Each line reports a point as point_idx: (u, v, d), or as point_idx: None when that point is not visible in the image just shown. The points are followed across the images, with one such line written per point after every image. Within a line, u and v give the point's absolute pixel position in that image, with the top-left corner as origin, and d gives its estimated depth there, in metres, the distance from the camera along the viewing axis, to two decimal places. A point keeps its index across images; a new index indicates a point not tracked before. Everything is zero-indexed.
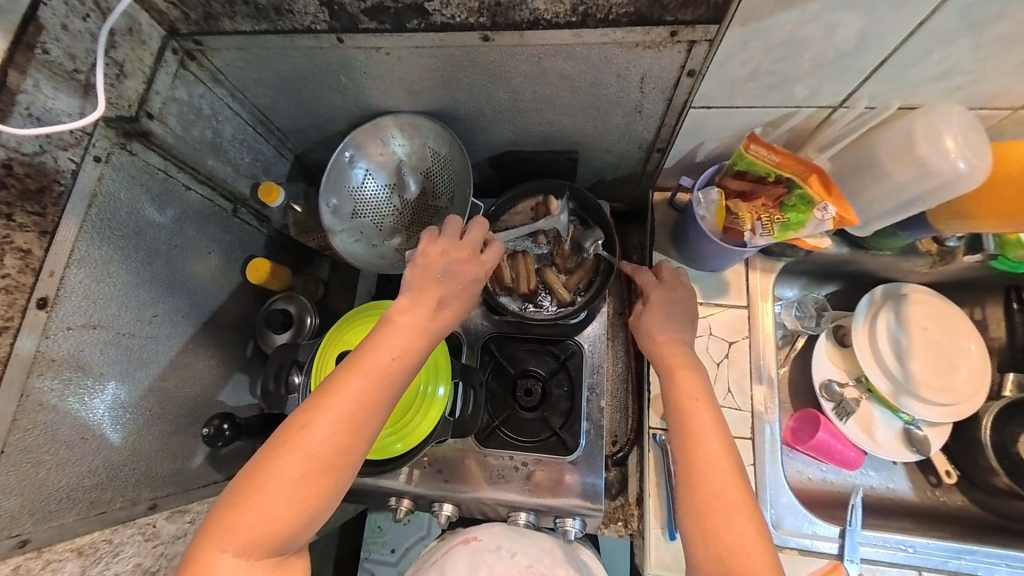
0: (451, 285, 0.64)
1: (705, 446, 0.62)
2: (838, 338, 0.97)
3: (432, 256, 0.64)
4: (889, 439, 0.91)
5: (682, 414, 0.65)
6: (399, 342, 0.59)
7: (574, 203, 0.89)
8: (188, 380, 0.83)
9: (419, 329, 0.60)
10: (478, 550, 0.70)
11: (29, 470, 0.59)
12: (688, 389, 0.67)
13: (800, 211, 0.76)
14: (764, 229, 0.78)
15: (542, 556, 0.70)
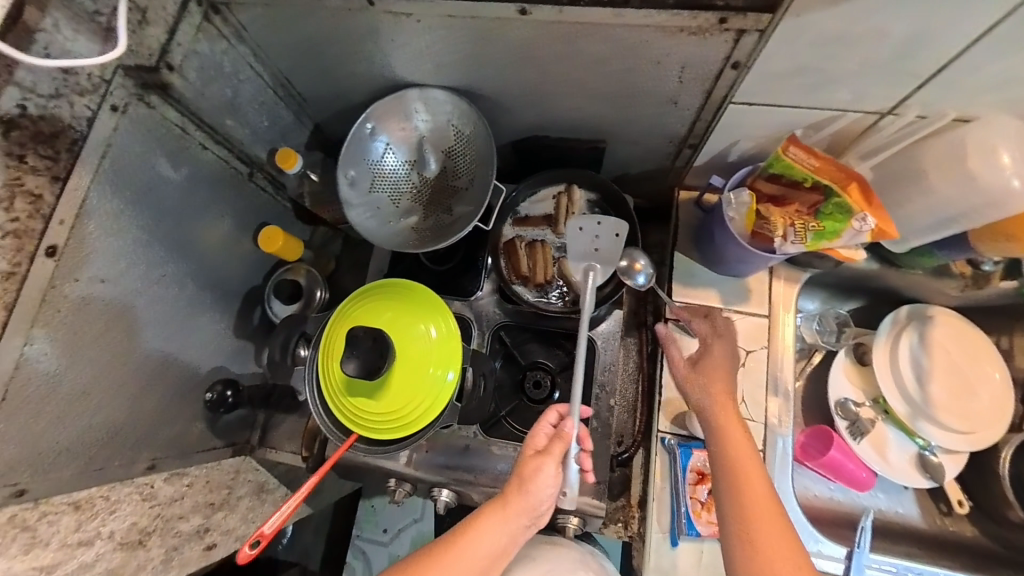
0: (535, 466, 0.61)
1: (753, 485, 0.63)
2: (858, 355, 0.94)
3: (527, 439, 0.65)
4: (901, 461, 0.87)
5: (729, 446, 0.66)
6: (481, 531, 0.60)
7: (597, 195, 0.88)
8: (193, 344, 0.82)
9: (497, 517, 0.60)
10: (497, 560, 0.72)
11: (29, 420, 0.58)
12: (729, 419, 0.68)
13: (836, 221, 0.73)
14: (796, 236, 0.75)
15: (560, 560, 0.71)
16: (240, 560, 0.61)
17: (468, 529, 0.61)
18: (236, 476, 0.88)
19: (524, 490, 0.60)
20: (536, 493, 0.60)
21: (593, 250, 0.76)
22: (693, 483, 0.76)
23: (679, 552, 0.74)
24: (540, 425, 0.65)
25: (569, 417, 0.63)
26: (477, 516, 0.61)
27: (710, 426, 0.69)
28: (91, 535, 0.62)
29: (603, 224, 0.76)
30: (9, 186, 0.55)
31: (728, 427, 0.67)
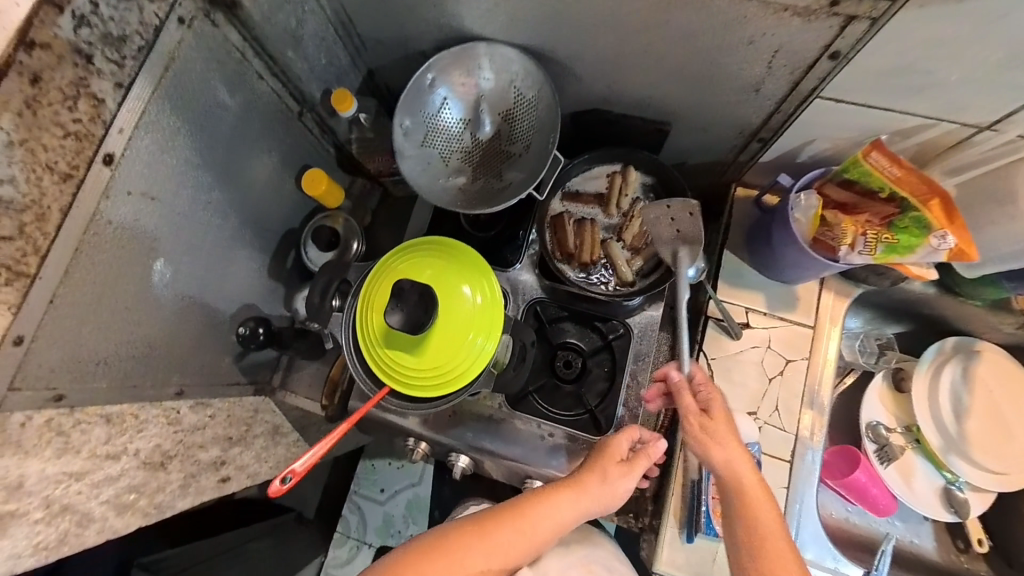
0: (619, 471, 0.63)
1: (766, 532, 0.57)
2: (896, 382, 0.91)
3: (614, 438, 0.65)
4: (926, 491, 0.85)
5: (761, 555, 0.57)
6: (557, 509, 0.61)
7: (653, 180, 0.84)
8: (229, 278, 0.81)
9: (578, 500, 0.61)
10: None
11: (73, 329, 0.57)
12: (759, 511, 0.58)
13: (909, 237, 0.69)
14: (865, 246, 0.71)
15: (595, 549, 0.75)
16: (271, 496, 0.59)
17: (534, 507, 0.60)
18: (254, 415, 0.90)
19: (607, 484, 0.62)
20: (615, 491, 0.63)
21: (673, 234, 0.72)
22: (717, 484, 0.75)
23: (694, 548, 0.74)
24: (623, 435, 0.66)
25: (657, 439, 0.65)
26: (548, 498, 0.61)
27: (735, 518, 0.58)
28: (119, 450, 0.63)
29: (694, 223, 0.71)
30: (75, 85, 0.52)
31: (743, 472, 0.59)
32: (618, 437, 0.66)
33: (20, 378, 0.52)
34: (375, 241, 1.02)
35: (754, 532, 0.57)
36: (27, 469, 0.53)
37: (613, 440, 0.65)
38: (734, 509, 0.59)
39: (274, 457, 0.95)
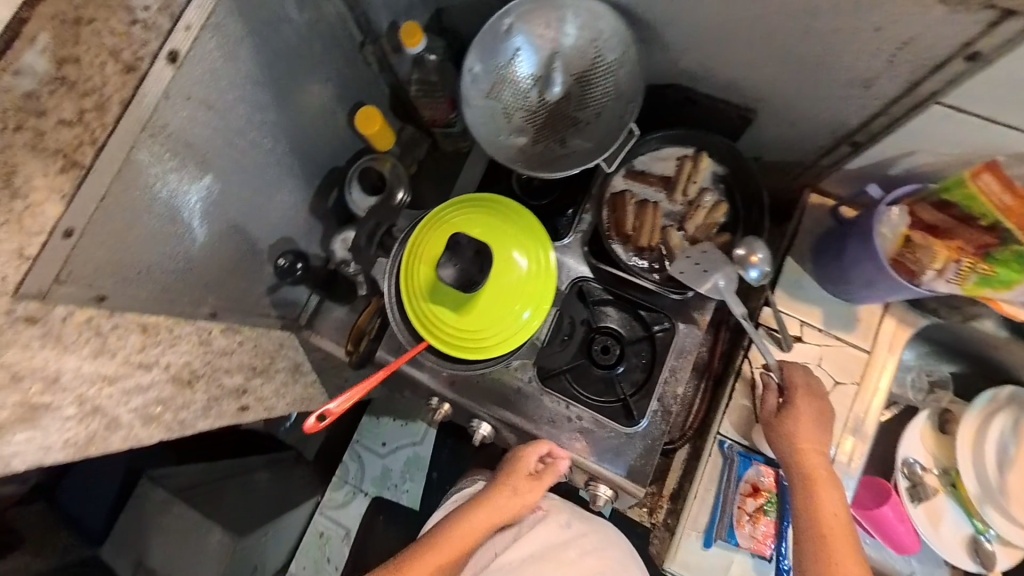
0: (524, 481, 0.75)
1: (831, 521, 0.63)
2: (939, 423, 0.85)
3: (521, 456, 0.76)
4: (952, 536, 0.82)
5: (823, 539, 0.62)
6: (484, 517, 0.74)
7: (727, 169, 0.76)
8: (275, 207, 0.79)
9: (496, 508, 0.75)
10: (550, 522, 0.78)
11: (120, 231, 0.55)
12: (826, 508, 0.64)
13: (1007, 270, 0.62)
14: (955, 275, 0.65)
15: (609, 542, 0.79)
16: (307, 431, 0.61)
17: (469, 513, 0.74)
18: (279, 349, 0.90)
19: (519, 494, 0.75)
20: (525, 498, 0.76)
21: (702, 272, 0.70)
22: (744, 495, 0.73)
23: (709, 555, 0.74)
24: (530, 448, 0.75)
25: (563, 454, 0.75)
26: (478, 506, 0.74)
27: (801, 508, 0.65)
28: (151, 360, 0.64)
29: (704, 276, 0.70)
30: None
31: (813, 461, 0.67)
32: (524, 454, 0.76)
33: (66, 272, 0.51)
34: (417, 194, 0.97)
35: (819, 519, 0.64)
36: (63, 364, 0.54)
37: (520, 458, 0.76)
38: (803, 496, 0.66)
39: (291, 394, 0.93)
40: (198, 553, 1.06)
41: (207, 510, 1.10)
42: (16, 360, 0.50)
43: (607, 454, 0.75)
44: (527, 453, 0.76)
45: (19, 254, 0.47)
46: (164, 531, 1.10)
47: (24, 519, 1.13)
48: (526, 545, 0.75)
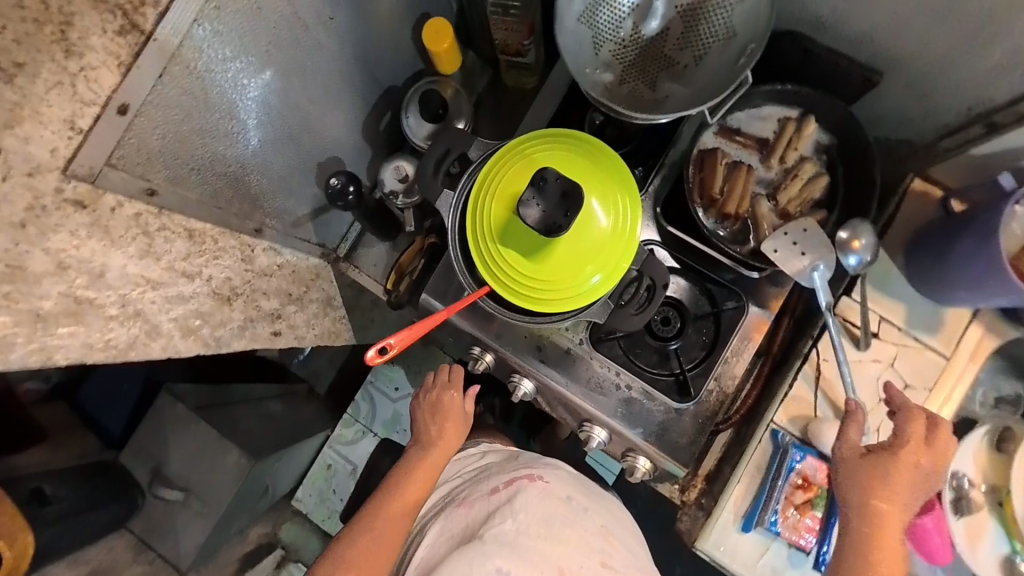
0: (451, 418, 0.75)
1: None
2: (994, 441, 0.80)
3: (440, 398, 0.75)
4: (987, 555, 0.78)
5: None
6: (429, 466, 0.71)
7: (832, 139, 0.68)
8: (329, 122, 0.73)
9: (439, 454, 0.72)
10: (550, 491, 0.65)
11: (175, 120, 0.49)
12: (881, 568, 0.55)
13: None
14: None
15: (614, 521, 0.68)
16: (365, 362, 0.55)
17: (424, 455, 0.72)
18: (315, 278, 0.88)
19: (452, 433, 0.74)
20: (457, 436, 0.74)
21: (800, 253, 0.62)
22: (793, 486, 0.71)
23: (745, 539, 0.73)
24: (451, 390, 0.75)
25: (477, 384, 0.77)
26: (432, 446, 0.73)
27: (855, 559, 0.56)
28: (194, 271, 0.60)
29: (801, 258, 0.62)
30: None
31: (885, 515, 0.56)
32: (445, 396, 0.75)
33: (118, 155, 0.46)
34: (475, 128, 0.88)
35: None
36: (110, 260, 0.50)
37: (442, 398, 0.75)
38: (855, 545, 0.57)
39: (322, 326, 0.90)
40: (214, 468, 1.07)
41: (225, 431, 1.09)
42: (63, 246, 0.46)
43: (654, 429, 0.72)
44: (443, 391, 0.75)
45: (71, 124, 0.43)
46: (185, 441, 1.09)
47: (48, 416, 1.14)
48: (524, 518, 0.61)
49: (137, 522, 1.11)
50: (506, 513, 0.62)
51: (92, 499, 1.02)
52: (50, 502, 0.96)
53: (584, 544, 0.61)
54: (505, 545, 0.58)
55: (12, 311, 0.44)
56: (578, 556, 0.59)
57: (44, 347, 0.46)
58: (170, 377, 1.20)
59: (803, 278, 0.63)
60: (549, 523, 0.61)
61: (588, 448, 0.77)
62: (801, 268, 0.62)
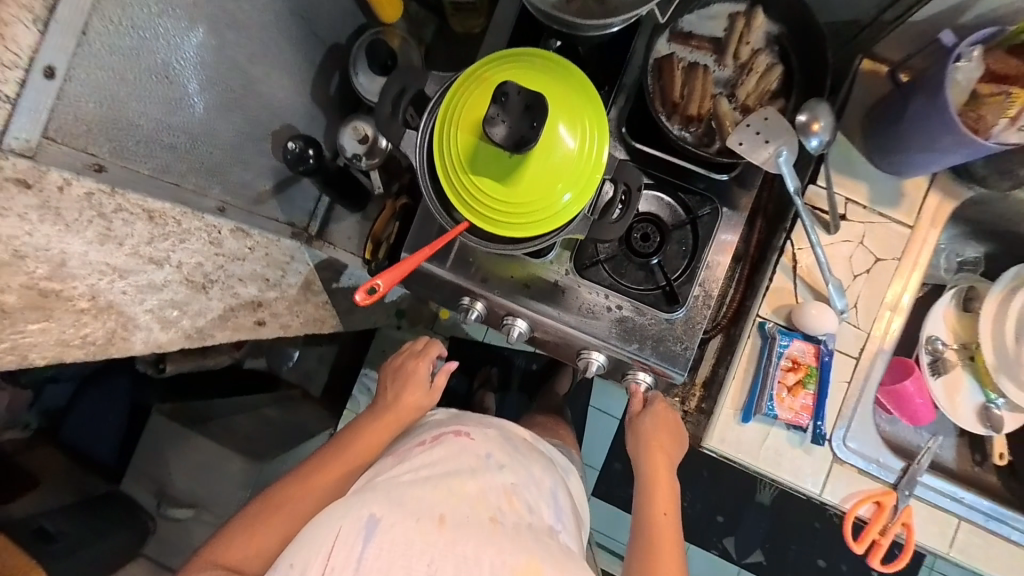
0: (414, 387, 0.81)
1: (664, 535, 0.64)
2: (963, 302, 0.86)
3: (411, 365, 0.84)
4: (967, 406, 0.84)
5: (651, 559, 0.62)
6: (381, 426, 0.77)
7: (782, 28, 0.68)
8: (274, 86, 0.70)
9: (394, 416, 0.78)
10: (466, 448, 0.64)
11: (107, 82, 0.46)
12: (662, 527, 0.65)
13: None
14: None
15: (529, 483, 0.64)
16: (358, 305, 0.57)
17: (384, 411, 0.79)
18: (290, 261, 0.85)
19: (412, 399, 0.80)
20: (416, 403, 0.80)
21: (764, 142, 0.64)
22: (784, 369, 0.74)
23: (747, 428, 0.77)
24: (422, 361, 0.84)
25: (451, 361, 0.84)
26: (390, 407, 0.79)
27: (641, 519, 0.67)
28: (161, 257, 0.59)
29: (764, 146, 0.64)
30: None
31: (659, 481, 0.70)
32: (417, 365, 0.83)
33: (55, 126, 0.43)
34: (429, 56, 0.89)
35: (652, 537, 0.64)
36: (66, 245, 0.48)
37: (414, 365, 0.83)
38: (641, 513, 0.67)
39: (304, 313, 0.90)
40: (218, 479, 1.11)
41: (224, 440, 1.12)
42: (15, 233, 0.44)
43: (648, 343, 0.74)
44: (415, 361, 0.84)
45: None
46: (182, 456, 1.13)
47: (38, 462, 1.12)
48: (427, 468, 0.61)
49: (150, 546, 1.13)
50: (414, 464, 0.61)
51: (96, 528, 1.05)
52: (55, 538, 0.98)
53: (478, 499, 0.57)
54: (388, 493, 0.57)
55: None
56: (463, 508, 0.56)
57: (18, 345, 0.49)
58: (156, 395, 1.19)
59: (770, 165, 0.64)
60: (445, 478, 0.59)
61: (589, 375, 0.79)
62: (767, 156, 0.64)
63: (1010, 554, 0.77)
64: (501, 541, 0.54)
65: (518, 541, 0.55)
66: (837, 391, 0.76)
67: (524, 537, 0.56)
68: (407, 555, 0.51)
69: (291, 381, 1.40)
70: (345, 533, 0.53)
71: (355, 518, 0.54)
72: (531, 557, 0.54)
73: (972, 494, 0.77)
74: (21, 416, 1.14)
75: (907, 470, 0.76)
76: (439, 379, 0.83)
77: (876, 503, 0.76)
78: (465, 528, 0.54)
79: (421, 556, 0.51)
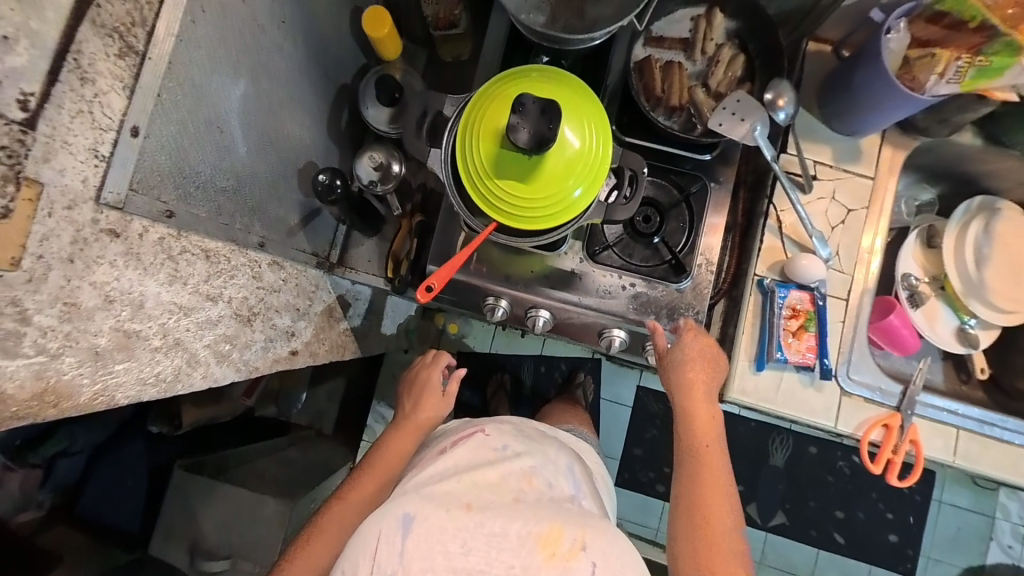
0: (429, 397, 0.86)
1: (716, 487, 0.66)
2: (926, 239, 0.97)
3: (424, 375, 0.89)
4: (946, 330, 0.94)
5: (702, 513, 0.64)
6: (403, 438, 0.81)
7: (739, 23, 0.79)
8: (296, 127, 0.75)
9: (414, 427, 0.83)
10: (483, 442, 0.67)
11: (175, 135, 0.51)
12: (713, 479, 0.67)
13: (1000, 58, 0.66)
14: (954, 74, 0.69)
15: (546, 463, 0.65)
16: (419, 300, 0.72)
17: (405, 421, 0.84)
18: (316, 290, 0.89)
19: (428, 408, 0.85)
20: (431, 411, 0.85)
21: (741, 120, 0.73)
22: (787, 318, 0.83)
23: (762, 376, 0.85)
24: (434, 371, 0.89)
25: (461, 368, 0.88)
26: (409, 418, 0.84)
27: (689, 470, 0.68)
28: (216, 293, 0.63)
29: (741, 123, 0.73)
30: None
31: (703, 429, 0.70)
32: (430, 375, 0.89)
33: (138, 180, 0.48)
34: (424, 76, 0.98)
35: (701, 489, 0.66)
36: (146, 288, 0.52)
37: (426, 376, 0.88)
38: (687, 466, 0.68)
39: (329, 339, 0.94)
40: (256, 525, 1.10)
41: (253, 485, 1.11)
42: (106, 279, 0.48)
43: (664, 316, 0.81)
44: (429, 372, 0.89)
45: (94, 152, 0.44)
46: (214, 508, 1.12)
47: (55, 539, 1.10)
48: (451, 468, 0.63)
49: None
50: (440, 465, 0.65)
51: None
52: None
53: (499, 485, 0.60)
54: (418, 492, 0.59)
55: (75, 351, 0.47)
56: (489, 495, 0.58)
57: (106, 386, 0.51)
58: (174, 451, 1.21)
59: (749, 140, 0.73)
60: (471, 470, 0.62)
61: (613, 352, 0.86)
62: (745, 131, 0.73)
63: (1002, 454, 0.86)
64: (526, 515, 0.55)
65: (542, 512, 0.56)
66: (835, 332, 0.85)
67: (547, 507, 0.57)
68: (442, 540, 0.53)
69: (302, 423, 1.42)
70: (387, 530, 0.55)
71: (391, 517, 0.56)
72: (554, 522, 0.55)
73: (964, 404, 0.87)
74: (36, 496, 1.12)
75: (906, 393, 0.85)
76: (452, 386, 0.88)
77: (885, 426, 0.85)
78: (492, 510, 0.56)
79: (453, 539, 0.54)
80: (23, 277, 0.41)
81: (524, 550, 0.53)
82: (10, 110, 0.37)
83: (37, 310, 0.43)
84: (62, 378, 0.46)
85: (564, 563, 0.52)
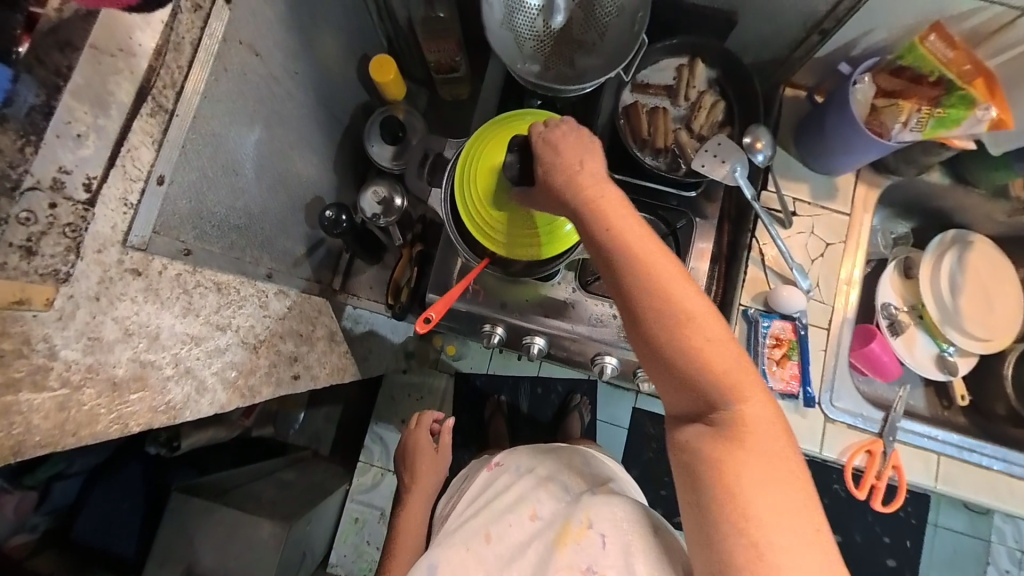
0: (425, 454, 0.98)
1: (682, 309, 0.45)
2: (904, 269, 1.01)
3: (414, 436, 1.01)
4: (924, 356, 0.97)
5: (681, 341, 0.44)
6: (416, 500, 0.93)
7: (718, 72, 0.85)
8: (305, 165, 0.80)
9: (422, 485, 0.95)
10: (500, 472, 0.70)
11: (195, 180, 0.56)
12: (675, 301, 0.45)
13: (957, 109, 0.72)
14: (915, 123, 0.74)
15: (560, 467, 0.67)
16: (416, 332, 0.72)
17: (413, 482, 0.96)
18: (318, 315, 0.92)
19: (428, 465, 0.97)
20: (431, 467, 0.97)
21: (720, 162, 0.78)
22: (770, 346, 0.87)
23: None
24: (419, 430, 1.01)
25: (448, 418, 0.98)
26: (415, 479, 0.96)
27: (644, 311, 0.45)
28: (225, 322, 0.66)
29: (721, 164, 0.78)
30: None
31: (632, 240, 0.47)
32: (419, 434, 1.01)
33: (161, 224, 0.52)
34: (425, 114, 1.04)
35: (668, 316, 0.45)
36: (162, 321, 0.55)
37: (416, 436, 1.00)
38: (642, 301, 0.46)
39: (330, 362, 0.95)
40: (251, 548, 1.09)
41: (250, 507, 1.11)
42: (128, 314, 0.51)
43: None
44: (417, 429, 1.01)
45: (124, 201, 0.48)
46: (209, 532, 1.11)
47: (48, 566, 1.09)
48: (471, 507, 0.68)
49: None
50: (461, 510, 0.70)
51: None
52: None
53: (517, 501, 0.63)
54: (443, 541, 0.65)
55: (94, 383, 0.49)
56: (505, 518, 0.61)
57: (122, 415, 0.52)
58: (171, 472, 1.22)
59: (730, 180, 0.78)
60: (486, 502, 0.66)
61: (605, 378, 0.89)
62: (723, 171, 0.78)
63: (983, 479, 0.89)
64: (541, 531, 0.58)
65: (554, 519, 0.58)
66: (818, 360, 0.89)
67: (563, 511, 0.59)
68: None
69: (299, 445, 1.43)
70: None
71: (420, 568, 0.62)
72: (564, 518, 0.57)
73: (943, 430, 0.90)
74: (30, 519, 1.11)
75: (887, 419, 0.87)
76: (444, 439, 1.00)
77: (868, 452, 0.87)
78: (510, 531, 0.60)
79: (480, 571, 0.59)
80: (54, 315, 0.44)
81: (542, 559, 0.55)
82: (77, 192, 0.44)
83: (64, 345, 0.45)
84: (81, 409, 0.48)
85: (576, 545, 0.53)
